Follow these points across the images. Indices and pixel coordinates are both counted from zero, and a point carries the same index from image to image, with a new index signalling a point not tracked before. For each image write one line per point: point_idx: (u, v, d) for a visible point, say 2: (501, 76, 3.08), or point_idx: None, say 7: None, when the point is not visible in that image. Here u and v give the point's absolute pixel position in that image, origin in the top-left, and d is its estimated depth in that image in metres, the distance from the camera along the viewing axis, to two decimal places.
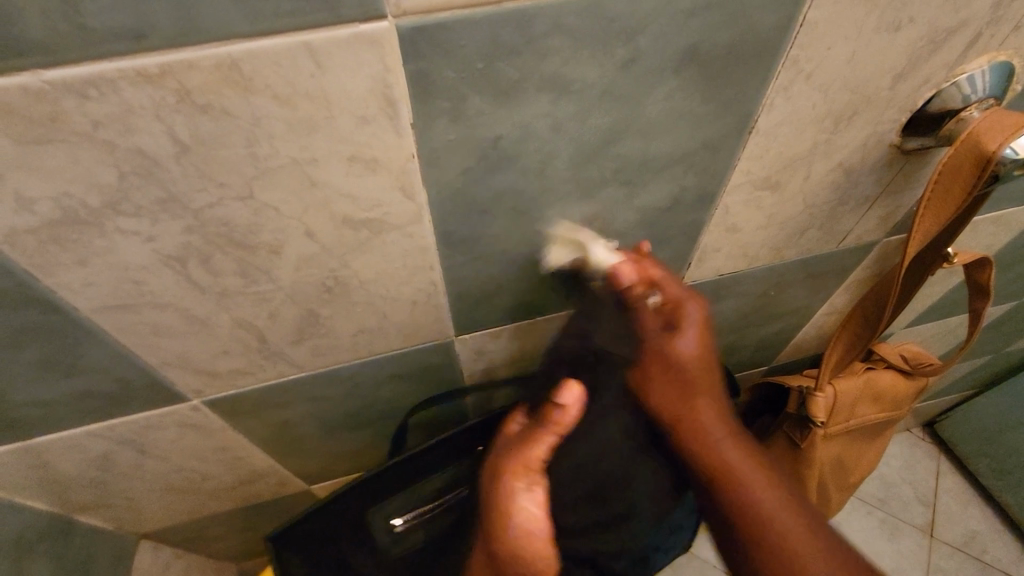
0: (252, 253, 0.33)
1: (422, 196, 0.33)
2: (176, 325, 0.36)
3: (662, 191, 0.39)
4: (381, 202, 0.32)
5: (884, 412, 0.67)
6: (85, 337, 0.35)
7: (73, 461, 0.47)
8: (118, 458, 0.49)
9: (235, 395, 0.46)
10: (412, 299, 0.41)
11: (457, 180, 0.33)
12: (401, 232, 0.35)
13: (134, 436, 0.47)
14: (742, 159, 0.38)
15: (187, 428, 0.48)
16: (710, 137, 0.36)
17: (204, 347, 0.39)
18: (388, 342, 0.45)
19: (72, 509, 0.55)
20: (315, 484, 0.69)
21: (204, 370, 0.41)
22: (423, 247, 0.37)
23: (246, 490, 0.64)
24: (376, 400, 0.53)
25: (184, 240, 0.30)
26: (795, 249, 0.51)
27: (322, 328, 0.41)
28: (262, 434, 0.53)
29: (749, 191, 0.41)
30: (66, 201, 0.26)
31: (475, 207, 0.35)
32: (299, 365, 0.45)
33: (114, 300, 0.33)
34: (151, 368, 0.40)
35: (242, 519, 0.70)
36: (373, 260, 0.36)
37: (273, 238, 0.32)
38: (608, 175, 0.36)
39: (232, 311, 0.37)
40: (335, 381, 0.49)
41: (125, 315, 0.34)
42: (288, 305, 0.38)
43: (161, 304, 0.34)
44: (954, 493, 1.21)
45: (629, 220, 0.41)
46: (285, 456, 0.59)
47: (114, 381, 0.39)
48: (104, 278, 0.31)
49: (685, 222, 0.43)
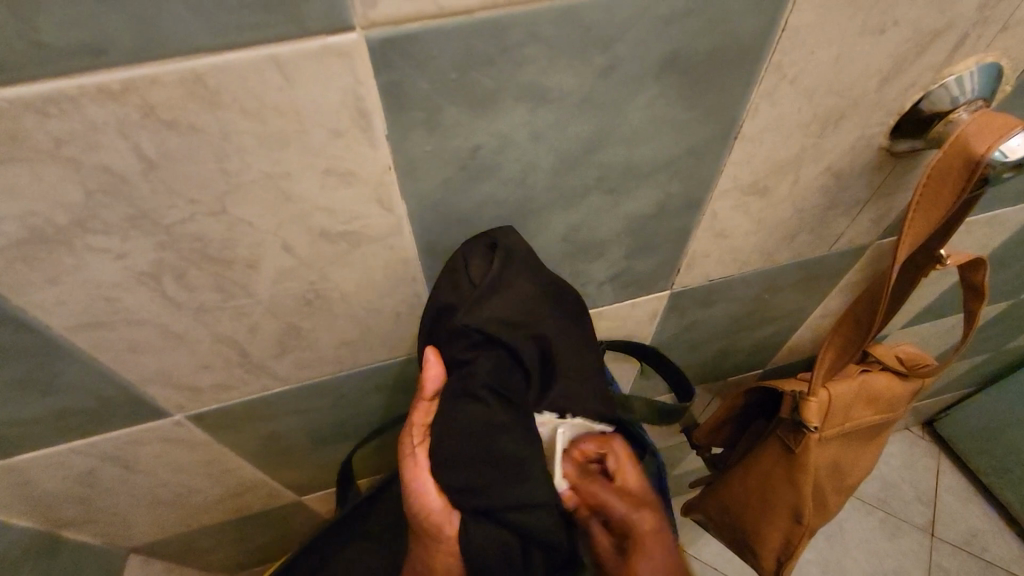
0: (228, 268, 0.32)
1: (401, 208, 0.32)
2: (154, 341, 0.36)
3: (647, 198, 0.38)
4: (359, 214, 0.32)
5: (880, 415, 0.66)
6: (60, 356, 0.34)
7: (56, 478, 0.47)
8: (103, 475, 0.48)
9: (219, 409, 0.45)
10: (395, 310, 0.41)
11: (436, 191, 0.32)
12: (380, 243, 0.34)
13: (117, 452, 0.46)
14: (727, 165, 0.38)
15: (172, 443, 0.48)
16: (695, 143, 0.35)
17: (184, 362, 0.38)
18: (374, 353, 0.45)
19: (58, 526, 0.54)
20: (307, 495, 0.68)
21: (185, 385, 0.41)
22: (404, 258, 0.36)
23: (236, 502, 0.63)
24: (364, 411, 0.53)
25: (157, 256, 0.30)
26: (787, 252, 0.50)
27: (304, 341, 0.40)
28: (248, 447, 0.52)
29: (736, 196, 0.41)
30: (31, 220, 0.26)
31: (456, 217, 0.34)
32: (283, 378, 0.44)
33: (88, 318, 0.32)
34: (131, 385, 0.39)
35: (234, 532, 0.70)
36: (353, 272, 0.36)
37: (249, 253, 0.32)
38: (591, 183, 0.35)
39: (211, 326, 0.36)
40: (321, 393, 0.48)
41: (101, 333, 0.34)
42: (268, 319, 0.37)
43: (137, 321, 0.34)
44: (954, 492, 1.20)
45: (615, 228, 0.40)
46: (273, 468, 0.58)
47: (93, 398, 0.39)
48: (76, 296, 0.30)
49: (672, 228, 0.42)
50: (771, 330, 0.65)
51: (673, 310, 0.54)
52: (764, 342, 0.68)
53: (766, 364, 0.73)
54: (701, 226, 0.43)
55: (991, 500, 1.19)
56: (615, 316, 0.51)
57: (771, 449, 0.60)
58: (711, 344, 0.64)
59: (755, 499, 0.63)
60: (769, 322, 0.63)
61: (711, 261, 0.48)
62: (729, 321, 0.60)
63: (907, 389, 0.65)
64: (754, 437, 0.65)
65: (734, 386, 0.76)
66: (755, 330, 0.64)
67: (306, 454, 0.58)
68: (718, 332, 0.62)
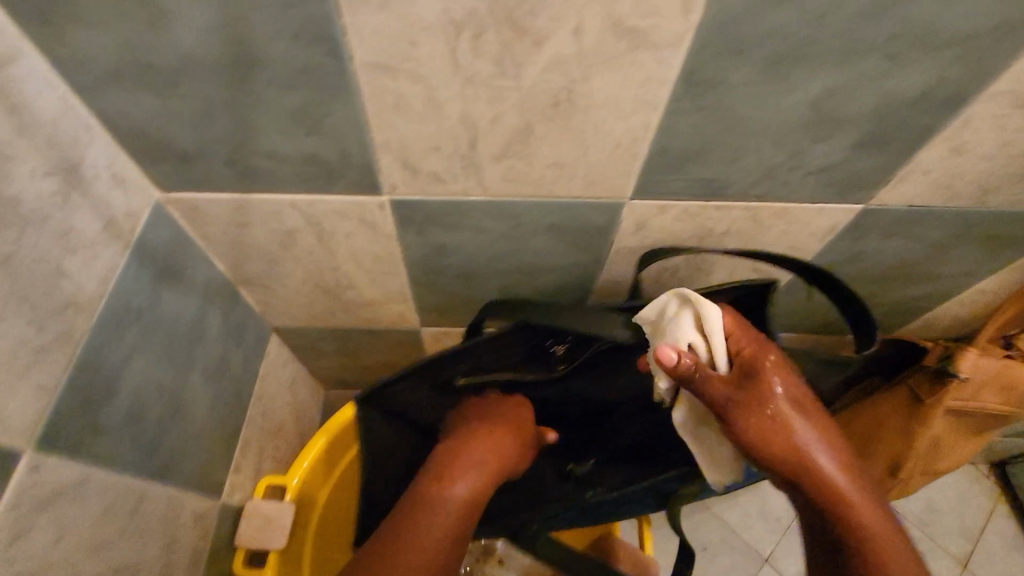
0: (518, 40, 0.34)
1: (697, 17, 0.33)
2: (417, 105, 0.39)
3: (919, 78, 0.37)
4: (658, 12, 0.32)
5: (1005, 404, 0.67)
6: (342, 93, 0.38)
7: (267, 228, 0.53)
8: (300, 239, 0.55)
9: (420, 202, 0.49)
10: (618, 140, 0.42)
11: (741, 6, 0.32)
12: (655, 55, 0.35)
13: (321, 217, 0.52)
14: (1020, 62, 0.36)
15: (364, 224, 0.53)
16: (1011, 20, 0.33)
17: (426, 137, 0.42)
18: (571, 186, 0.47)
19: (240, 279, 0.62)
20: (427, 327, 0.75)
21: (409, 166, 0.45)
22: (662, 80, 0.37)
23: (371, 312, 0.71)
24: (524, 249, 0.57)
25: (474, 6, 0.32)
26: (1003, 195, 0.48)
27: (527, 149, 0.43)
28: (415, 254, 0.57)
29: (1003, 106, 0.39)
30: None
31: (737, 47, 0.35)
32: (486, 187, 0.47)
33: (384, 58, 0.35)
34: (371, 148, 0.43)
35: (354, 339, 0.79)
36: (611, 82, 0.37)
37: (545, 27, 0.33)
38: (879, 41, 0.34)
39: (468, 104, 0.39)
40: (500, 216, 0.51)
41: (384, 80, 0.37)
42: (516, 113, 0.40)
43: (417, 77, 0.37)
44: (1005, 532, 1.08)
45: (864, 107, 0.39)
46: (419, 287, 0.64)
47: (338, 150, 0.43)
48: (389, 30, 0.34)
49: (916, 127, 0.41)
50: (923, 291, 0.65)
51: (851, 232, 0.54)
52: (909, 302, 0.67)
53: (893, 330, 0.74)
54: (946, 131, 0.41)
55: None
56: (796, 219, 0.52)
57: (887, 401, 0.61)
58: (856, 288, 0.64)
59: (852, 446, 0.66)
60: (925, 281, 0.63)
61: (923, 182, 0.47)
62: (890, 264, 0.59)
63: None
64: None
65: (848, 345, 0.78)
66: (907, 284, 0.63)
67: (451, 282, 0.63)
68: (871, 275, 0.62)
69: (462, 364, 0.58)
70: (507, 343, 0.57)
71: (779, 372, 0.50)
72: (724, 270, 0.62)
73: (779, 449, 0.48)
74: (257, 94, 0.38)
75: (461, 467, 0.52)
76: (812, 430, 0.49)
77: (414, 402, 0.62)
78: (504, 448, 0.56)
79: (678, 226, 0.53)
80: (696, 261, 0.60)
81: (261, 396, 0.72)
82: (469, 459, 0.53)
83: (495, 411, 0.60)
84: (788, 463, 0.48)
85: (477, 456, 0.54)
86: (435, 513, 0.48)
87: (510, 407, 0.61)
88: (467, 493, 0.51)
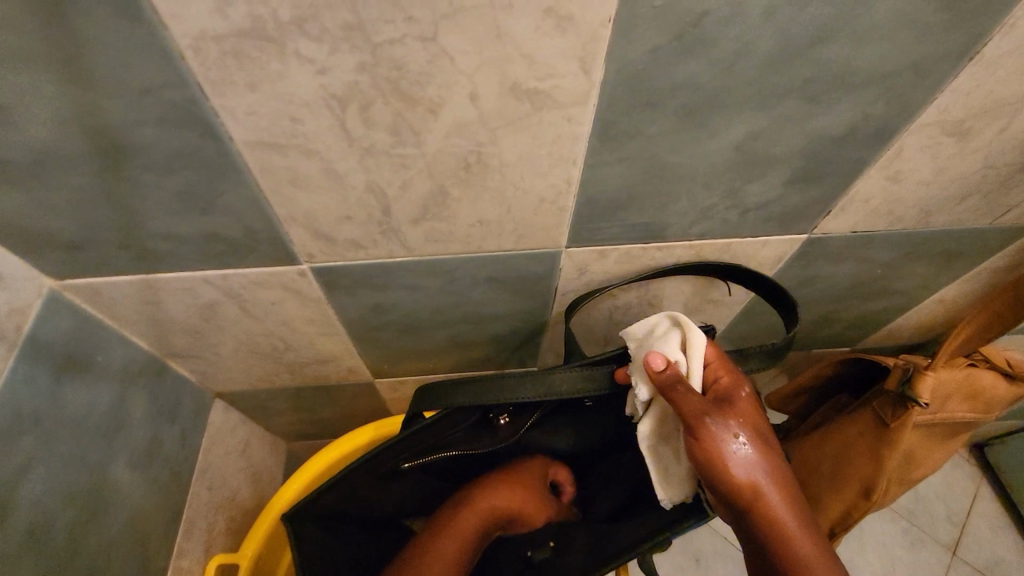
0: (411, 108, 0.31)
1: (599, 73, 0.30)
2: (316, 177, 0.36)
3: (843, 115, 0.35)
4: (556, 71, 0.30)
5: (975, 413, 0.65)
6: (230, 173, 0.35)
7: (182, 304, 0.49)
8: (222, 311, 0.51)
9: (342, 268, 0.46)
10: (540, 195, 0.39)
11: (644, 59, 0.30)
12: (562, 112, 0.33)
13: (240, 289, 0.48)
14: (944, 93, 0.34)
15: (288, 292, 0.49)
16: (925, 57, 0.31)
17: (333, 208, 0.39)
18: (500, 240, 0.44)
19: (167, 353, 0.57)
20: (380, 379, 0.72)
21: (323, 236, 0.42)
22: (575, 136, 0.35)
23: (317, 371, 0.67)
24: (466, 302, 0.54)
25: (353, 79, 0.29)
26: (945, 217, 0.47)
27: (446, 211, 0.40)
28: (350, 315, 0.54)
29: (933, 134, 0.37)
30: (259, 7, 0.25)
31: (648, 98, 0.32)
32: (410, 249, 0.44)
33: (267, 136, 0.32)
34: (277, 222, 0.40)
35: (306, 396, 0.75)
36: (520, 141, 0.35)
37: (437, 95, 0.31)
38: (795, 84, 0.32)
39: (371, 173, 0.36)
40: (432, 274, 0.48)
41: (274, 157, 0.34)
42: (424, 177, 0.37)
43: (309, 151, 0.34)
44: (988, 519, 1.06)
45: (791, 146, 0.37)
46: (363, 344, 0.61)
47: (241, 228, 0.40)
48: (266, 109, 0.30)
49: (849, 160, 0.39)
50: (881, 306, 0.63)
51: (800, 259, 0.52)
52: (869, 317, 0.66)
53: (856, 342, 0.73)
54: (880, 162, 0.40)
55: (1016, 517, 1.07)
56: (741, 253, 0.50)
57: (857, 421, 0.60)
58: (813, 308, 0.63)
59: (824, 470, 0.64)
60: (883, 297, 0.61)
61: (865, 209, 0.45)
62: (844, 285, 0.58)
63: (1011, 392, 0.64)
64: (835, 410, 0.66)
65: (815, 358, 0.76)
66: (865, 301, 0.62)
67: (396, 337, 0.60)
68: (827, 296, 0.60)
69: (403, 448, 0.57)
70: (451, 420, 0.56)
71: (752, 413, 0.47)
72: (677, 303, 0.59)
73: (750, 454, 0.44)
74: (136, 180, 0.35)
75: (474, 503, 0.61)
76: (774, 469, 0.45)
77: (356, 490, 0.59)
78: (505, 495, 0.62)
79: (621, 268, 0.50)
80: (648, 297, 0.57)
81: (205, 469, 0.67)
82: (482, 496, 0.62)
83: (510, 477, 0.63)
84: (746, 495, 0.44)
85: (487, 498, 0.62)
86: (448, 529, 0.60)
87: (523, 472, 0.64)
88: (455, 550, 0.59)
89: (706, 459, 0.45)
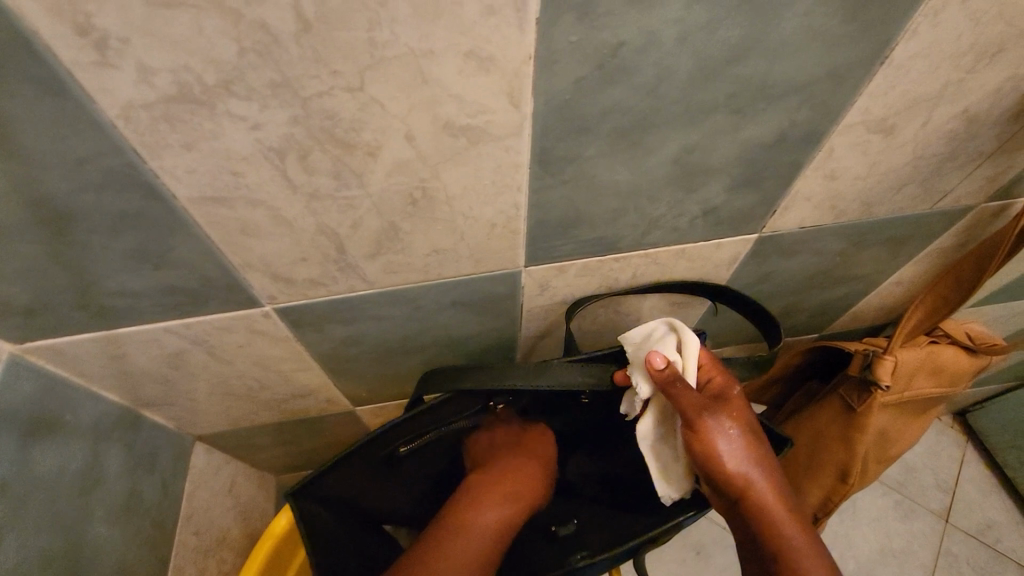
0: (350, 153, 0.32)
1: (529, 106, 0.31)
2: (265, 225, 0.36)
3: (770, 124, 0.36)
4: (487, 108, 0.31)
5: (941, 388, 0.67)
6: (178, 228, 0.35)
7: (149, 355, 0.49)
8: (190, 358, 0.51)
9: (305, 306, 0.46)
10: (491, 221, 0.40)
11: (570, 90, 0.31)
12: (499, 144, 0.33)
13: (206, 336, 0.48)
14: (863, 96, 0.35)
15: (255, 334, 0.49)
16: (838, 66, 0.33)
17: (287, 251, 0.39)
18: (459, 266, 0.45)
19: (141, 403, 0.57)
20: (361, 406, 0.72)
21: (281, 277, 0.42)
22: (516, 164, 0.35)
23: (297, 405, 0.67)
24: (435, 327, 0.54)
25: (288, 131, 0.30)
26: (886, 206, 0.49)
27: (400, 243, 0.41)
28: (320, 349, 0.54)
29: (860, 133, 0.39)
30: (184, 74, 0.26)
31: (581, 124, 0.33)
32: (370, 282, 0.45)
33: (210, 191, 0.33)
34: (233, 270, 0.40)
35: (289, 430, 0.75)
36: (463, 174, 0.35)
37: (373, 139, 0.31)
38: (720, 99, 0.33)
39: (320, 216, 0.36)
40: (397, 303, 0.49)
41: (220, 210, 0.34)
42: (373, 215, 0.37)
43: (254, 201, 0.34)
44: (977, 483, 1.09)
45: (727, 155, 0.38)
46: (338, 375, 0.61)
47: (197, 278, 0.40)
48: (204, 166, 0.31)
49: (785, 163, 0.40)
50: (842, 292, 0.65)
51: (755, 257, 0.53)
52: (831, 303, 0.68)
53: (823, 328, 0.75)
54: (814, 163, 0.41)
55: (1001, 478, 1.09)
56: (697, 256, 0.51)
57: (829, 406, 0.62)
58: (776, 301, 0.64)
59: (801, 457, 0.66)
60: (841, 284, 0.63)
61: (809, 206, 0.47)
62: (803, 276, 0.59)
63: (973, 364, 0.66)
64: (806, 397, 0.68)
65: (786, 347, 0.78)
66: (825, 290, 0.64)
67: (371, 366, 0.60)
68: (788, 288, 0.62)
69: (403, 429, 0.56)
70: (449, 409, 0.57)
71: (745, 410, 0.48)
72: (644, 308, 0.61)
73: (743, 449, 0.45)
74: (83, 243, 0.35)
75: (475, 499, 0.53)
76: (765, 463, 0.46)
77: (351, 479, 0.56)
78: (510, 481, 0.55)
79: (583, 280, 0.51)
80: (613, 306, 0.59)
81: (190, 514, 0.67)
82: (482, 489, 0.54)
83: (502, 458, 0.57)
84: (738, 486, 0.45)
85: (488, 486, 0.54)
86: (461, 545, 0.49)
87: (517, 453, 0.58)
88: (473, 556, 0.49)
89: (701, 459, 0.46)
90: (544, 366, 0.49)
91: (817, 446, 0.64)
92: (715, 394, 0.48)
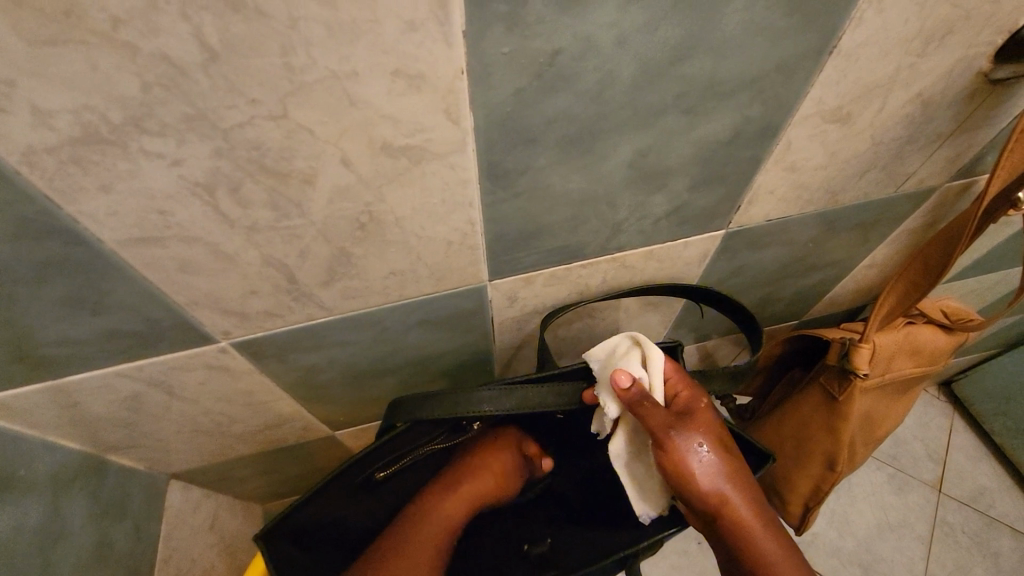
0: (284, 182, 0.30)
1: (469, 121, 0.30)
2: (205, 261, 0.34)
3: (723, 121, 0.35)
4: (424, 126, 0.29)
5: (920, 367, 0.67)
6: (111, 272, 0.33)
7: (104, 400, 0.47)
8: (149, 400, 0.49)
9: (264, 338, 0.45)
10: (447, 239, 0.39)
11: (510, 102, 0.29)
12: (443, 161, 0.32)
13: (162, 376, 0.46)
14: (815, 87, 0.35)
15: (214, 370, 0.47)
16: (786, 58, 0.32)
17: (233, 285, 0.37)
18: (420, 285, 0.44)
19: (104, 449, 0.54)
20: (340, 430, 0.70)
21: (233, 312, 0.40)
22: (465, 180, 0.34)
23: (272, 434, 0.65)
24: (404, 346, 0.53)
25: (212, 165, 0.28)
26: (851, 192, 0.48)
27: (354, 268, 0.39)
28: (287, 379, 0.52)
29: (817, 124, 0.38)
30: (86, 115, 0.24)
31: (527, 135, 0.32)
32: (329, 308, 0.43)
33: (138, 232, 0.31)
34: (179, 308, 0.38)
35: (268, 460, 0.73)
36: (409, 194, 0.34)
37: (307, 166, 0.30)
38: (669, 100, 0.32)
39: (263, 247, 0.35)
40: (360, 327, 0.47)
41: (153, 250, 0.32)
42: (321, 242, 0.36)
43: (189, 238, 0.32)
44: (966, 451, 1.10)
45: (684, 155, 0.37)
46: (310, 402, 0.59)
47: (142, 320, 0.38)
48: (127, 207, 0.29)
49: (744, 158, 0.39)
50: (816, 279, 0.65)
51: (724, 252, 0.52)
52: (807, 290, 0.67)
53: (802, 314, 0.74)
54: (773, 156, 0.40)
55: (989, 444, 1.10)
56: (665, 256, 0.50)
57: (811, 395, 0.62)
58: (752, 292, 0.63)
59: (787, 447, 0.65)
60: (815, 271, 0.62)
61: (774, 199, 0.46)
62: (776, 266, 0.59)
63: (951, 342, 0.66)
64: (788, 386, 0.67)
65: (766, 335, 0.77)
66: (799, 278, 0.63)
67: (343, 390, 0.59)
68: (762, 279, 0.61)
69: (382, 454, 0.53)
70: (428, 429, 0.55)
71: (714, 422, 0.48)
72: (619, 310, 0.59)
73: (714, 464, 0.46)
74: (9, 296, 0.33)
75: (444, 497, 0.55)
76: (737, 475, 0.47)
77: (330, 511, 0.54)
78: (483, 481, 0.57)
79: (552, 289, 0.50)
80: (587, 310, 0.57)
81: (169, 556, 0.64)
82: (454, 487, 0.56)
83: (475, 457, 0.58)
84: (712, 502, 0.46)
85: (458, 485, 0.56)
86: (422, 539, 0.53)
87: (490, 449, 0.58)
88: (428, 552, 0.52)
89: (676, 478, 0.46)
90: (513, 385, 0.47)
91: (803, 435, 0.63)
92: (682, 409, 0.48)
